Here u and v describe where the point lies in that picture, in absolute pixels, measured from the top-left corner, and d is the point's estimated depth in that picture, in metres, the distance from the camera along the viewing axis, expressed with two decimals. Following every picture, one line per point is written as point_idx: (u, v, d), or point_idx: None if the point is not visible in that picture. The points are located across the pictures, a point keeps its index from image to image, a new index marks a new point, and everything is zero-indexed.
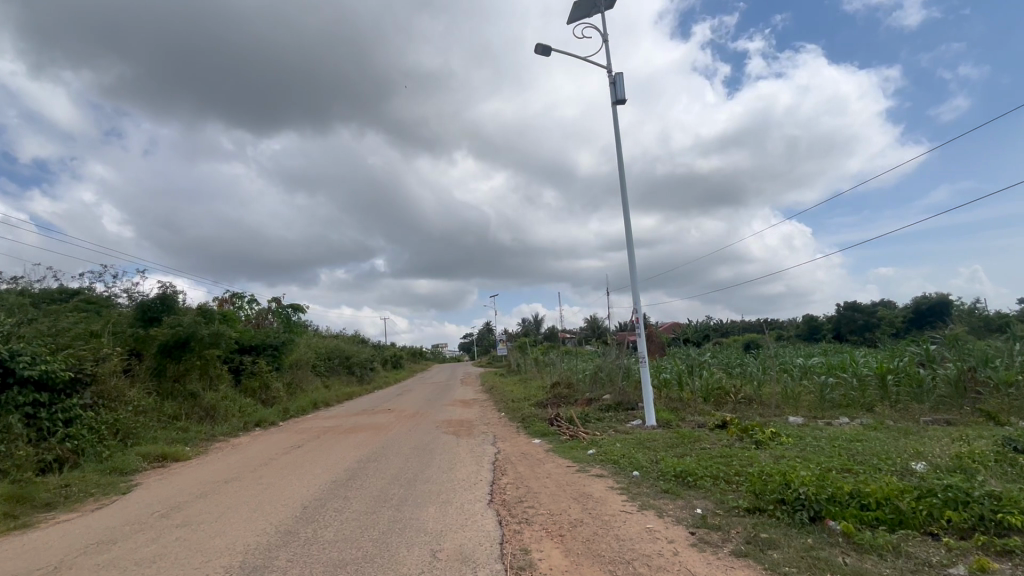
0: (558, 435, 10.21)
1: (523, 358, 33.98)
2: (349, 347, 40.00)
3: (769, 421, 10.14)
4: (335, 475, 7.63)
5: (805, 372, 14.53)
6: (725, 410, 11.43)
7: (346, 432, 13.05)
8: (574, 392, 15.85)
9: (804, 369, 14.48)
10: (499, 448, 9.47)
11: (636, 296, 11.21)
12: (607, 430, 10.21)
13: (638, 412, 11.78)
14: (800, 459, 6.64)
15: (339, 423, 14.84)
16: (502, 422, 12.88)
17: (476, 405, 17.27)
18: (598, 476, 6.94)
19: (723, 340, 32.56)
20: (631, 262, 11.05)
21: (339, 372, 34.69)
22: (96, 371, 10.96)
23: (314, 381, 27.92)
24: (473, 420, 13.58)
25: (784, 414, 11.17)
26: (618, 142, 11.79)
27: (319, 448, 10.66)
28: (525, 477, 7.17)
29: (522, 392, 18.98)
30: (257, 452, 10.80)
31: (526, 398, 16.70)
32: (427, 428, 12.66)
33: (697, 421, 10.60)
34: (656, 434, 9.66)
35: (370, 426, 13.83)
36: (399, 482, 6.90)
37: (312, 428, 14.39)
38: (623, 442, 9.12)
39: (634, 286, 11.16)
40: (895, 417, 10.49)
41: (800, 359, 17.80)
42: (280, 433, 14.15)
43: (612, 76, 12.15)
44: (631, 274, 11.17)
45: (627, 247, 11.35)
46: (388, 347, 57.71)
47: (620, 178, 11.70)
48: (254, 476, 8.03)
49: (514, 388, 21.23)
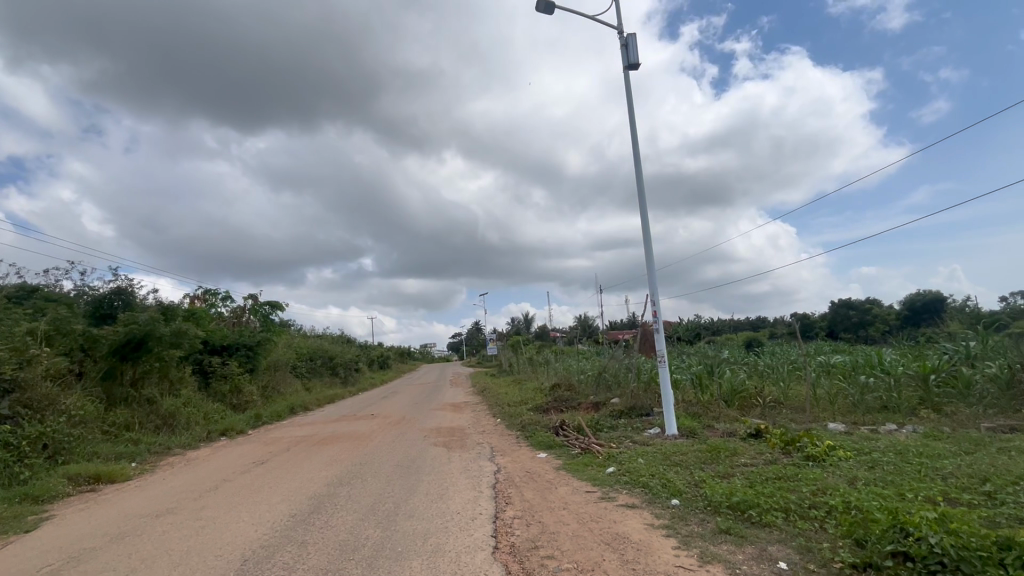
0: (567, 448, 8.78)
1: (515, 358, 32.48)
2: (332, 347, 38.13)
3: (811, 430, 8.80)
4: (296, 506, 6.10)
5: (831, 373, 13.27)
6: (754, 416, 10.06)
7: (321, 443, 11.47)
8: (577, 395, 14.44)
9: (830, 370, 13.25)
10: (499, 465, 8.03)
11: (654, 286, 9.83)
12: (623, 442, 8.81)
13: (655, 418, 10.42)
14: (885, 485, 5.29)
15: (313, 432, 13.19)
16: (498, 431, 11.41)
17: (467, 410, 15.75)
18: (629, 507, 5.49)
19: (722, 339, 31.46)
20: (649, 248, 9.64)
21: (320, 374, 32.82)
22: (17, 377, 9.34)
23: (292, 384, 26.11)
24: (466, 429, 12.08)
25: (822, 420, 9.88)
26: (631, 111, 10.37)
27: (286, 465, 9.06)
28: (537, 508, 5.70)
29: (518, 395, 17.50)
30: (210, 470, 9.14)
31: (523, 402, 15.25)
32: (415, 438, 11.16)
33: (726, 430, 9.26)
34: (683, 448, 8.24)
35: (349, 435, 12.27)
36: (376, 519, 5.42)
37: (284, 437, 12.79)
38: (647, 457, 7.67)
39: (652, 276, 9.77)
40: (949, 423, 9.28)
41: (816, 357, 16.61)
42: (246, 444, 12.49)
43: (623, 38, 10.72)
44: (648, 262, 9.77)
45: (642, 232, 9.95)
46: (374, 347, 55.88)
47: (635, 152, 10.27)
48: (197, 507, 6.45)
49: (508, 391, 19.72)
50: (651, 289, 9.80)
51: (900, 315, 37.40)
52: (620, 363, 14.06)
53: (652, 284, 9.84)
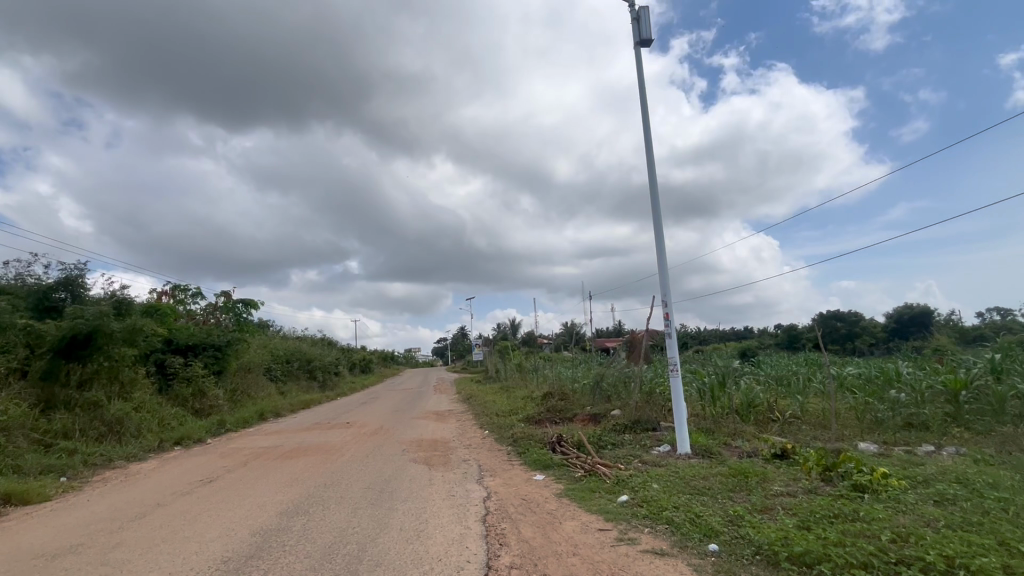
0: (567, 469, 7.65)
1: (502, 364, 31.22)
2: (311, 350, 36.45)
3: (843, 451, 7.78)
4: (233, 547, 4.81)
5: (846, 386, 12.29)
6: (774, 434, 9.01)
7: (283, 457, 10.13)
8: (572, 405, 13.29)
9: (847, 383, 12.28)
10: (488, 489, 6.81)
11: (666, 286, 8.85)
12: (632, 462, 7.70)
13: (663, 434, 9.34)
14: (980, 533, 4.23)
15: (276, 443, 11.80)
16: (487, 445, 10.20)
17: (452, 420, 14.49)
18: (657, 555, 4.35)
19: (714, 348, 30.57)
20: (659, 243, 8.81)
21: (296, 377, 31.13)
22: None
23: (265, 388, 24.50)
24: (450, 442, 10.83)
25: (849, 439, 8.88)
26: (642, 91, 9.33)
27: (237, 485, 7.72)
28: (539, 553, 4.52)
29: (506, 403, 16.29)
30: (145, 490, 7.74)
31: (513, 412, 14.06)
32: (392, 452, 9.90)
33: (746, 450, 8.22)
34: (703, 471, 7.13)
35: (318, 447, 10.92)
36: (332, 569, 4.17)
37: (244, 448, 11.38)
38: (663, 483, 6.55)
39: (663, 274, 8.81)
40: (990, 445, 8.34)
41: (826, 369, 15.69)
42: (199, 456, 11.06)
43: (634, 11, 9.71)
44: (660, 259, 8.80)
45: (653, 226, 8.97)
46: (356, 350, 54.09)
47: (646, 137, 9.25)
48: (110, 545, 5.13)
49: (495, 399, 18.48)
50: (663, 289, 8.80)
51: (887, 329, 36.55)
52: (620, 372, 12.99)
53: (663, 284, 8.87)
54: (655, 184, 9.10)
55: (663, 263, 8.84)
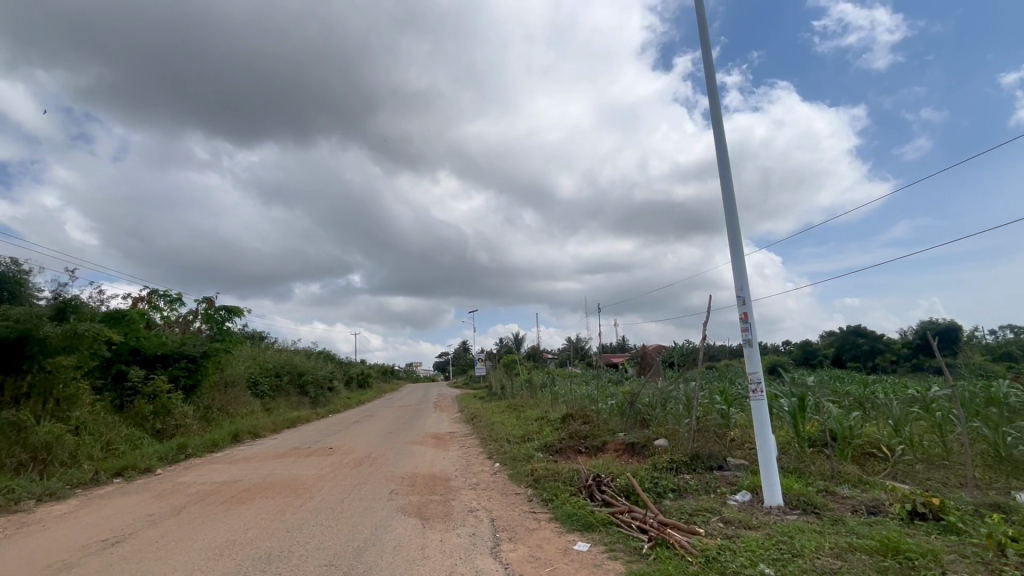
0: (620, 534, 5.37)
1: (508, 380, 28.90)
2: (305, 362, 34.21)
3: (1011, 509, 5.48)
4: None
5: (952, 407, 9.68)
6: (888, 480, 6.70)
7: (234, 498, 7.81)
8: (600, 432, 10.96)
9: (958, 401, 9.61)
10: (511, 573, 4.49)
11: (741, 279, 6.60)
12: (713, 526, 5.41)
13: (736, 476, 7.02)
14: None
15: (235, 477, 9.47)
16: (499, 487, 7.90)
17: (455, 447, 12.17)
18: None
19: None
20: (731, 222, 6.65)
21: (286, 392, 28.80)
22: None
23: (248, 404, 22.19)
24: (452, 479, 8.52)
25: (996, 488, 6.51)
26: (701, 31, 7.28)
27: (150, 550, 5.41)
28: None
29: (517, 426, 13.98)
30: (10, 559, 5.39)
31: (527, 438, 11.74)
32: (376, 494, 7.61)
33: (864, 504, 5.93)
34: (827, 542, 4.82)
35: (284, 485, 8.58)
36: None
37: (194, 484, 9.06)
38: (780, 567, 4.25)
39: (738, 264, 6.62)
40: None
41: (910, 389, 12.94)
42: (134, 494, 8.72)
43: None
44: (734, 244, 6.62)
45: (724, 200, 6.78)
46: (354, 365, 51.68)
47: (709, 87, 7.11)
48: None
49: (504, 419, 16.18)
50: (738, 284, 6.55)
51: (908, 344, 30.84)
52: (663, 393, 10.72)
53: (737, 276, 6.65)
54: (722, 146, 6.94)
55: (736, 249, 6.66)
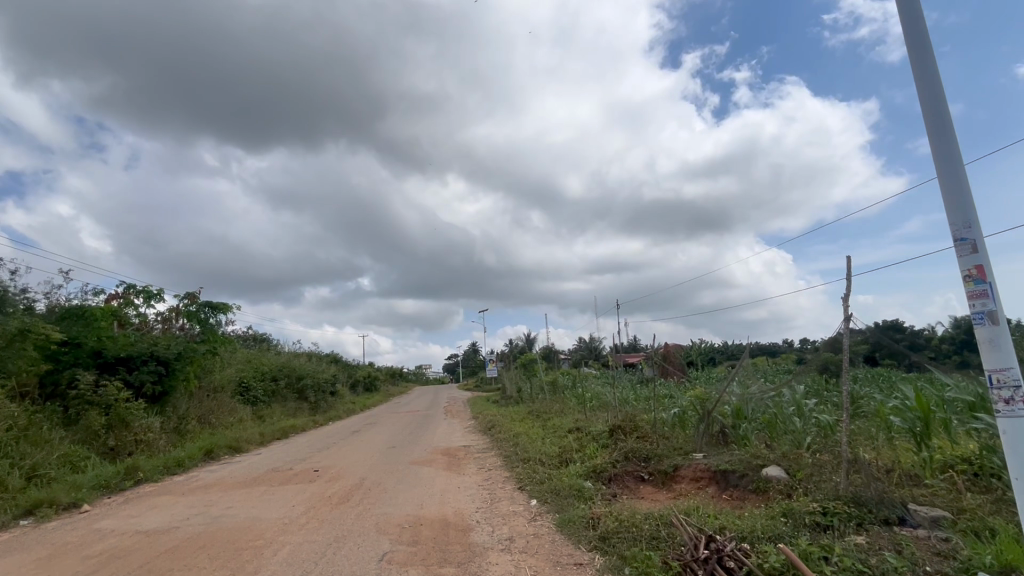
0: None
1: (526, 383, 26.01)
2: (305, 365, 31.70)
3: None
4: None
5: None
6: None
7: (140, 570, 5.10)
8: (667, 453, 8.15)
9: None
10: None
11: (964, 209, 3.88)
12: None
13: (949, 541, 4.23)
14: None
15: (171, 523, 6.80)
16: (543, 549, 5.18)
17: (472, 471, 9.43)
18: None
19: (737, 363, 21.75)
20: (938, 117, 4.00)
21: (282, 398, 26.26)
22: None
23: (233, 411, 19.64)
24: (472, 532, 5.79)
25: None
26: None
27: None
28: None
29: (548, 441, 11.19)
30: None
31: (566, 460, 8.98)
32: (356, 565, 4.88)
33: None
34: None
35: (227, 539, 5.88)
36: None
37: (111, 535, 6.45)
38: None
39: (957, 184, 3.91)
40: None
41: None
42: (21, 552, 6.12)
43: None
44: (948, 152, 3.93)
45: (922, 86, 4.11)
46: (361, 368, 49.18)
47: None
48: None
49: (529, 430, 13.35)
50: (959, 219, 3.86)
51: None
52: (761, 398, 7.94)
53: (955, 206, 3.94)
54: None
55: (951, 161, 3.95)
